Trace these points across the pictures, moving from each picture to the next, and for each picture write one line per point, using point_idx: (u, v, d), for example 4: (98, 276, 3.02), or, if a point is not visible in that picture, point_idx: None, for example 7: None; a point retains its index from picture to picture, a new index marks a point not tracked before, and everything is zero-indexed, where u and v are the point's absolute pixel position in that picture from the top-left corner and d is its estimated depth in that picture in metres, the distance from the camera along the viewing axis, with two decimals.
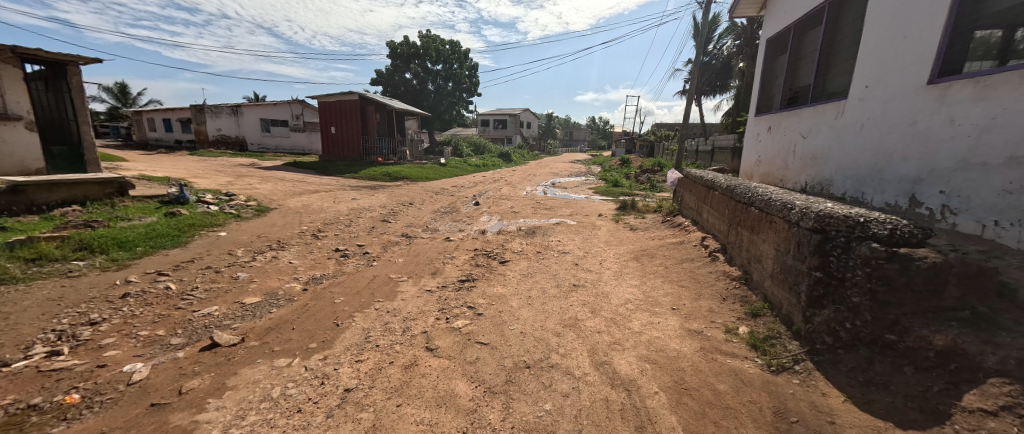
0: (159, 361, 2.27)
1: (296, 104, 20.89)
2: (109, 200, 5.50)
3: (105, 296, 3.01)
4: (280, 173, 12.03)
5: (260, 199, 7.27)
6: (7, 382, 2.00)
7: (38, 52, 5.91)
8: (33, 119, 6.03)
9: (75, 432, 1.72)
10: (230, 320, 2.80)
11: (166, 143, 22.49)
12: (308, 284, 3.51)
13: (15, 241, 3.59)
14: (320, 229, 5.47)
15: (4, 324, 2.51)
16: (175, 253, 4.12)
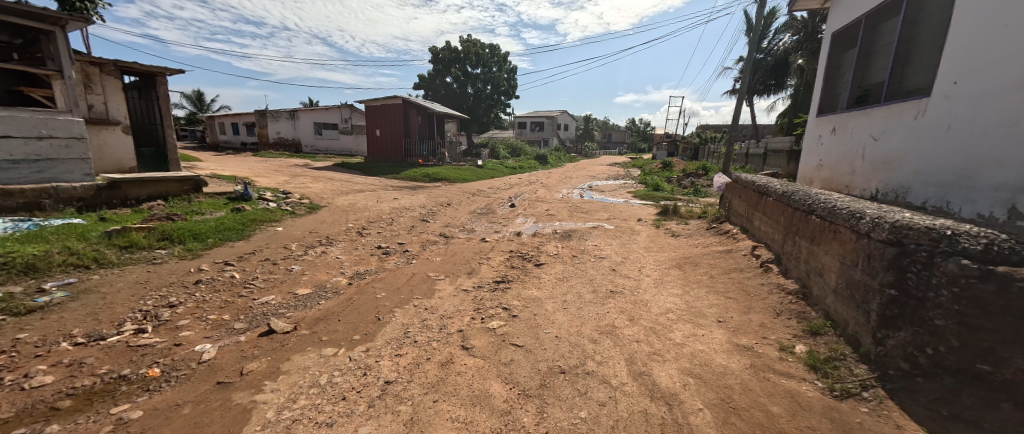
0: (224, 343, 2.49)
1: (346, 108, 21.56)
2: (186, 196, 6.15)
3: (180, 281, 3.36)
4: (330, 173, 12.81)
5: (312, 198, 7.79)
6: (104, 353, 2.30)
7: (134, 65, 6.75)
8: (129, 123, 6.89)
9: (155, 402, 1.93)
10: (284, 309, 3.01)
11: (233, 146, 24.81)
12: (352, 279, 3.70)
13: (112, 231, 4.12)
14: (365, 227, 5.76)
15: (102, 303, 2.88)
16: (239, 245, 4.52)
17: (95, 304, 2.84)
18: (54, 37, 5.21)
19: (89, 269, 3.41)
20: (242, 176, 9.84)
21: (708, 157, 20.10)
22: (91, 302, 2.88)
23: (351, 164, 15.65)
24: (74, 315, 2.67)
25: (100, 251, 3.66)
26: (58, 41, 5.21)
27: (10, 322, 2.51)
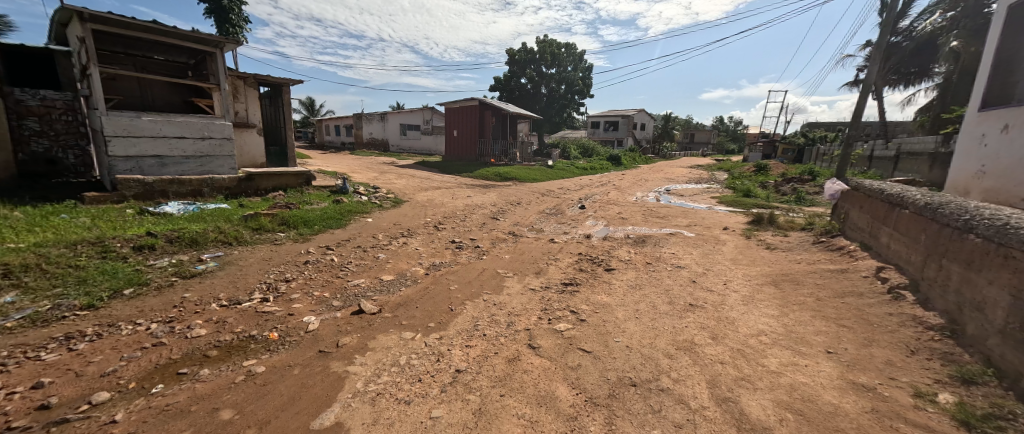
0: (325, 317, 2.86)
1: (428, 109, 22.90)
2: (300, 188, 7.20)
3: (293, 261, 3.95)
4: (413, 171, 13.87)
5: (397, 193, 8.55)
6: (239, 315, 2.80)
7: (267, 77, 8.09)
8: (261, 126, 8.27)
9: (275, 361, 2.29)
10: (372, 292, 3.35)
11: (336, 145, 28.28)
12: (429, 270, 3.97)
13: (247, 215, 5.00)
14: (441, 222, 6.13)
15: (239, 273, 3.51)
16: (337, 232, 5.14)
17: (234, 275, 3.47)
18: (214, 56, 6.35)
19: (231, 244, 4.19)
20: (342, 172, 11.17)
21: (816, 160, 17.34)
22: (231, 272, 3.52)
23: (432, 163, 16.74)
24: (220, 282, 3.30)
25: (238, 231, 4.47)
26: (216, 60, 6.33)
27: (180, 283, 3.20)
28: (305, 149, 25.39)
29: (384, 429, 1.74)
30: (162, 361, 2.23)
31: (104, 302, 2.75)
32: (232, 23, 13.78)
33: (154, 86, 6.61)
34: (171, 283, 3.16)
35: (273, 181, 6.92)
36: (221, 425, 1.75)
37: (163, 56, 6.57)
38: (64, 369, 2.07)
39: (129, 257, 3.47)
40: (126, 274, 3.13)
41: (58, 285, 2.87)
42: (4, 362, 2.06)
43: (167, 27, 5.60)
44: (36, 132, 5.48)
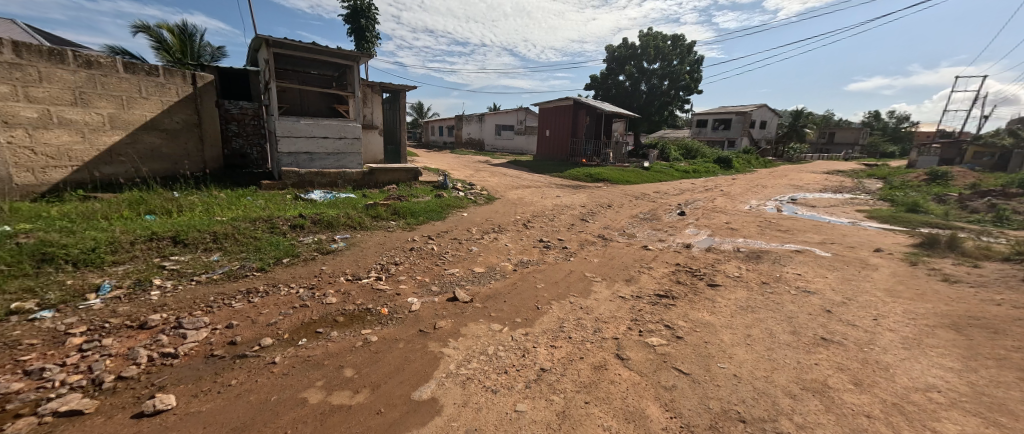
0: (425, 300, 3.14)
1: (522, 112, 23.79)
2: (410, 183, 8.07)
3: (401, 247, 4.44)
4: (506, 170, 14.39)
5: (491, 190, 8.97)
6: (360, 289, 3.26)
7: (390, 85, 9.24)
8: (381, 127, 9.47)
9: (384, 333, 2.60)
10: (466, 282, 3.58)
11: (439, 144, 30.90)
12: (517, 266, 4.06)
13: (368, 205, 5.79)
14: (530, 221, 6.23)
15: (360, 254, 4.09)
16: (437, 224, 5.62)
17: (357, 255, 4.05)
18: (351, 68, 7.46)
19: (355, 229, 4.91)
20: (444, 169, 12.17)
21: None
22: (355, 252, 4.12)
23: (525, 162, 17.14)
24: (347, 260, 3.89)
25: (361, 217, 5.21)
26: (353, 71, 7.44)
27: (319, 258, 3.86)
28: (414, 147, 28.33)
29: (472, 412, 1.85)
30: (305, 319, 2.72)
31: (270, 267, 3.47)
32: (366, 39, 16.08)
33: (309, 96, 8.08)
34: (313, 257, 3.84)
35: (389, 176, 7.91)
36: (344, 381, 2.06)
37: (317, 71, 7.98)
38: (244, 315, 2.68)
39: (286, 233, 4.32)
40: (284, 246, 3.90)
41: (242, 250, 3.72)
42: (209, 305, 2.75)
43: (319, 45, 6.79)
44: (236, 133, 7.22)
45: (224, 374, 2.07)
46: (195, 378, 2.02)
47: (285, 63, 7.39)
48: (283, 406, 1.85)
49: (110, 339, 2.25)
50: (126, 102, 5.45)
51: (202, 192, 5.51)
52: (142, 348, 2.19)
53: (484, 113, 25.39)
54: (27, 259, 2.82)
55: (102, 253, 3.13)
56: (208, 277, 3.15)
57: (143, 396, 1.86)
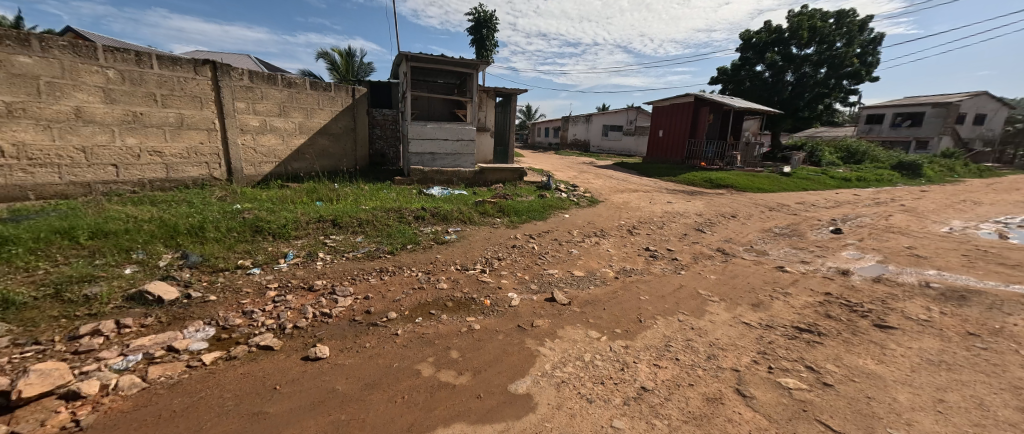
0: (525, 297, 3.23)
1: (633, 111, 22.63)
2: (515, 182, 8.43)
3: (504, 243, 4.66)
4: (612, 172, 13.85)
5: (595, 193, 8.74)
6: (467, 279, 3.53)
7: (503, 89, 9.75)
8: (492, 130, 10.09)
9: (486, 323, 2.76)
10: (564, 284, 3.56)
11: (545, 145, 31.45)
12: (619, 274, 3.87)
13: (477, 202, 6.23)
14: (636, 227, 5.88)
15: (468, 247, 4.41)
16: (539, 224, 5.73)
17: (466, 247, 4.39)
18: (471, 75, 8.10)
19: (465, 223, 5.33)
20: (548, 170, 12.33)
21: None
22: (464, 245, 4.48)
23: (634, 164, 16.23)
24: (457, 251, 4.25)
25: (471, 213, 5.62)
26: (472, 78, 8.06)
27: (435, 247, 4.31)
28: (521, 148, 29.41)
29: (567, 418, 1.83)
30: (422, 300, 3.07)
31: (397, 251, 4.01)
32: (486, 48, 17.32)
33: (435, 103, 9.07)
34: (430, 246, 4.29)
35: (496, 176, 8.39)
36: (450, 362, 2.27)
37: (442, 80, 8.89)
38: (377, 290, 3.16)
39: (410, 222, 4.94)
40: (408, 234, 4.46)
41: (377, 235, 4.39)
42: (353, 278, 3.32)
43: (446, 57, 7.54)
44: (378, 136, 8.55)
45: (362, 336, 2.49)
46: (342, 336, 2.47)
47: (418, 74, 8.42)
48: (401, 373, 2.13)
49: (290, 296, 2.90)
50: (310, 112, 6.94)
51: (351, 185, 6.69)
52: (309, 306, 2.77)
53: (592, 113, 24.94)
54: (245, 229, 3.84)
55: (288, 228, 4.05)
56: (353, 255, 3.81)
57: (309, 344, 2.36)
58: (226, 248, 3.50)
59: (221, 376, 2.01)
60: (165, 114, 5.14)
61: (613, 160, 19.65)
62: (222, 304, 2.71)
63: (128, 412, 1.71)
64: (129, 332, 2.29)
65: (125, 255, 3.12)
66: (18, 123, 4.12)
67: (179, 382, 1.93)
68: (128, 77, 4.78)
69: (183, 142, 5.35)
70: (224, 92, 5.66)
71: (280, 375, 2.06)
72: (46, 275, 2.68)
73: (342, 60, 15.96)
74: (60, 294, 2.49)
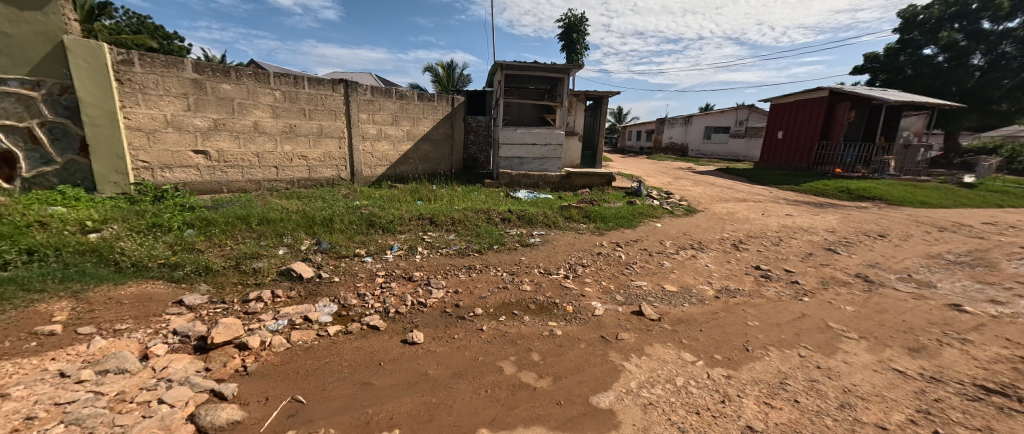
0: (609, 307, 3.09)
1: (744, 109, 20.47)
2: (602, 188, 8.19)
3: (589, 250, 4.54)
4: (714, 178, 12.51)
5: (693, 201, 7.98)
6: (550, 283, 3.51)
7: (594, 92, 9.52)
8: (581, 134, 9.94)
9: (568, 329, 2.72)
10: (654, 298, 3.31)
11: (635, 149, 29.94)
12: (720, 293, 3.45)
13: (563, 206, 6.19)
14: (742, 241, 5.20)
15: (552, 251, 4.41)
16: (627, 232, 5.44)
17: (550, 251, 4.39)
18: (562, 80, 8.09)
19: (550, 227, 5.33)
20: (639, 175, 11.67)
21: None
22: (548, 249, 4.48)
23: (741, 170, 14.43)
24: (541, 255, 4.27)
25: (556, 217, 5.61)
26: (563, 82, 8.04)
27: (520, 249, 4.39)
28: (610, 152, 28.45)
29: None
30: (506, 299, 3.15)
31: (484, 250, 4.20)
32: (577, 52, 17.16)
33: (526, 109, 9.28)
34: (515, 247, 4.40)
35: (583, 180, 8.25)
36: (532, 364, 2.28)
37: (534, 85, 9.05)
38: (466, 285, 3.35)
39: (497, 224, 5.13)
40: (495, 235, 4.64)
41: (467, 234, 4.65)
42: (445, 273, 3.58)
43: (538, 63, 7.67)
44: (472, 142, 9.08)
45: (451, 327, 2.66)
46: (435, 325, 2.68)
47: (511, 81, 8.71)
48: (485, 368, 2.22)
49: (393, 283, 3.25)
50: (417, 120, 7.70)
51: (447, 186, 7.23)
52: (408, 294, 3.07)
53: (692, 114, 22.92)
54: (361, 223, 4.43)
55: (394, 224, 4.55)
56: (446, 251, 4.10)
57: (407, 329, 2.61)
58: (347, 238, 4.08)
59: (340, 346, 2.34)
60: (310, 125, 6.21)
61: (715, 165, 17.77)
62: (343, 285, 3.16)
63: (275, 365, 2.11)
64: (280, 300, 2.83)
65: (278, 239, 3.86)
66: (220, 134, 5.41)
67: (310, 347, 2.31)
68: (288, 96, 5.91)
69: (320, 148, 6.41)
70: (352, 105, 6.62)
71: (383, 353, 2.31)
72: (230, 250, 3.47)
73: (442, 73, 17.38)
74: (238, 266, 3.19)
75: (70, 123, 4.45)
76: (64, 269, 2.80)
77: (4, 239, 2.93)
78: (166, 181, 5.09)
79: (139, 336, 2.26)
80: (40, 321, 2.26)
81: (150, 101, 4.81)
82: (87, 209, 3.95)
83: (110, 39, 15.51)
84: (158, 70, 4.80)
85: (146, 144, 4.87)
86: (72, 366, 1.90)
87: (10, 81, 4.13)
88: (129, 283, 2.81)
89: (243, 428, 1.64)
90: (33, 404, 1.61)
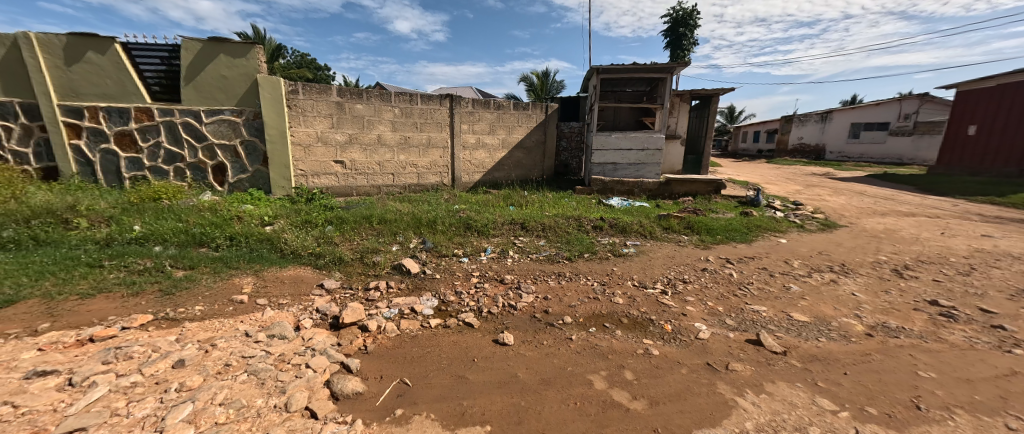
0: (717, 331, 2.74)
1: (913, 99, 16.54)
2: (709, 196, 7.40)
3: (692, 264, 4.11)
4: (862, 186, 10.23)
5: (832, 214, 6.64)
6: (645, 297, 3.27)
7: (702, 90, 8.64)
8: (684, 137, 9.14)
9: (666, 351, 2.48)
10: (776, 326, 2.82)
11: (751, 153, 26.31)
12: (874, 330, 2.77)
13: (661, 215, 5.74)
14: (906, 267, 4.11)
15: (649, 263, 4.11)
16: (740, 246, 4.78)
17: (645, 263, 4.10)
18: (665, 79, 7.55)
19: (646, 237, 4.98)
20: (757, 182, 10.18)
21: None
22: (643, 260, 4.19)
23: (904, 177, 11.51)
24: (636, 266, 4.02)
25: (653, 227, 5.23)
26: (665, 82, 7.51)
27: (612, 259, 4.21)
28: (720, 157, 25.51)
29: None
30: (597, 310, 3.04)
31: (574, 258, 4.13)
32: (683, 48, 15.89)
33: (622, 112, 8.88)
34: (607, 257, 4.23)
35: (685, 187, 7.56)
36: (625, 382, 2.14)
37: (632, 88, 8.62)
38: (555, 292, 3.33)
39: (588, 231, 5.00)
40: (586, 243, 4.52)
41: (557, 241, 4.64)
42: (535, 278, 3.62)
43: (639, 64, 7.30)
44: (565, 148, 9.06)
45: (540, 333, 2.67)
46: (524, 329, 2.72)
47: (607, 85, 8.45)
48: (575, 379, 2.16)
49: (486, 284, 3.41)
50: (512, 128, 8.00)
51: (539, 192, 7.35)
52: (500, 296, 3.18)
53: (831, 110, 19.18)
54: (459, 225, 4.76)
55: (489, 227, 4.78)
56: (536, 257, 4.15)
57: (498, 330, 2.70)
58: (447, 239, 4.44)
59: (439, 339, 2.54)
60: (420, 136, 6.95)
61: (864, 170, 14.53)
62: (443, 282, 3.43)
63: (388, 348, 2.38)
64: (392, 291, 3.20)
65: (392, 237, 4.40)
66: (354, 147, 6.40)
67: (415, 336, 2.56)
68: (405, 112, 6.71)
69: (428, 156, 7.11)
70: (456, 117, 7.21)
71: (477, 350, 2.43)
72: (357, 245, 4.07)
73: (538, 81, 17.82)
74: (362, 258, 3.71)
75: (257, 141, 5.76)
76: (250, 252, 3.64)
77: (216, 228, 3.93)
78: (316, 185, 6.23)
79: (294, 310, 2.79)
80: (235, 291, 2.96)
81: (308, 122, 5.96)
82: (264, 206, 5.06)
83: (284, 74, 19.79)
84: (314, 96, 5.91)
85: (303, 156, 6.04)
86: (252, 328, 2.43)
87: (226, 111, 5.58)
88: (288, 266, 3.50)
89: (363, 400, 1.89)
90: (229, 354, 2.11)
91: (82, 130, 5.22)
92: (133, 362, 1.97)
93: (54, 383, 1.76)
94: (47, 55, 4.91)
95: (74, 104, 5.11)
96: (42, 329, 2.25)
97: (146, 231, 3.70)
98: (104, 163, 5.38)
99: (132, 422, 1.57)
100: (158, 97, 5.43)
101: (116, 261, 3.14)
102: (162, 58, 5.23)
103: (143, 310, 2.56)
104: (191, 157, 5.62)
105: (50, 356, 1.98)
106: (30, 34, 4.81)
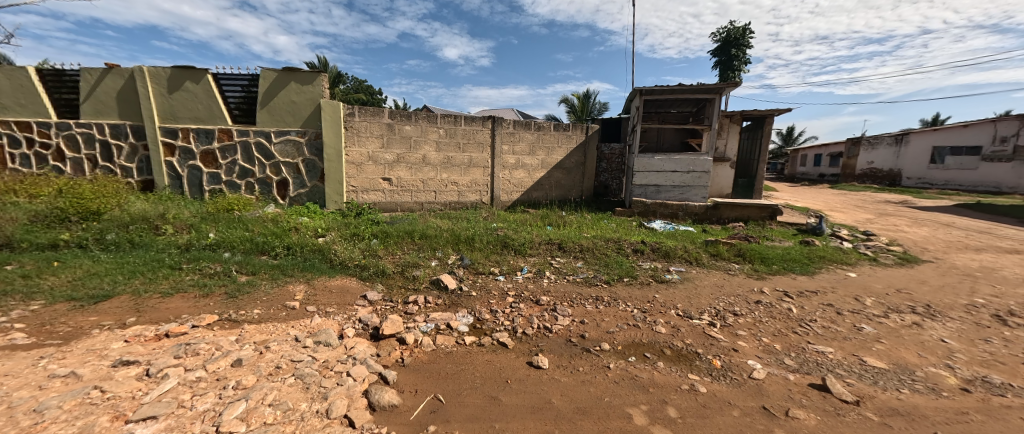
0: (773, 371, 2.50)
1: (1011, 121, 14.70)
2: (762, 223, 6.94)
3: (744, 296, 3.80)
4: (951, 217, 9.04)
5: (910, 246, 5.93)
6: (690, 328, 3.06)
7: (754, 111, 8.23)
8: (734, 160, 8.70)
9: (713, 389, 2.29)
10: (845, 371, 2.52)
11: (811, 177, 24.36)
12: (971, 385, 2.38)
13: (708, 241, 5.43)
14: (1011, 313, 3.53)
15: (697, 292, 3.87)
16: (800, 279, 4.38)
17: (690, 292, 3.87)
18: (713, 100, 7.29)
19: (691, 263, 4.72)
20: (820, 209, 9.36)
21: None
22: (689, 288, 3.96)
23: (1003, 207, 10.08)
24: (680, 294, 3.80)
25: (699, 253, 4.94)
26: (714, 103, 7.24)
27: (654, 285, 4.01)
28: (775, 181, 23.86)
29: None
30: (637, 339, 2.90)
31: (613, 282, 3.99)
32: (733, 68, 15.35)
33: (666, 133, 8.64)
34: (648, 283, 4.03)
35: (735, 212, 7.15)
36: (668, 420, 2.00)
37: (677, 108, 8.40)
38: (592, 317, 3.21)
39: (628, 255, 4.82)
40: (625, 267, 4.36)
41: (595, 263, 4.53)
42: (572, 300, 3.52)
43: (684, 85, 7.12)
44: (605, 169, 8.94)
45: (576, 358, 2.58)
46: (559, 353, 2.65)
47: (652, 106, 8.28)
48: (614, 411, 2.04)
49: (522, 305, 3.37)
50: (552, 149, 8.04)
51: (577, 213, 7.27)
52: (535, 317, 3.13)
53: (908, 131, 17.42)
54: (497, 243, 4.79)
55: (525, 246, 4.77)
56: (573, 279, 4.06)
57: (533, 352, 2.64)
58: (485, 256, 4.48)
59: (474, 357, 2.54)
60: (463, 156, 7.20)
61: (951, 198, 12.90)
62: (479, 300, 3.43)
63: (424, 363, 2.42)
64: (428, 306, 3.26)
65: (431, 252, 4.53)
66: (400, 166, 6.75)
67: (450, 352, 2.58)
68: (449, 132, 7.01)
69: (469, 175, 7.32)
70: (496, 138, 7.40)
71: (511, 371, 2.40)
72: (399, 258, 4.22)
73: (580, 103, 17.92)
74: (403, 272, 3.84)
75: (317, 159, 6.26)
76: (304, 261, 3.91)
77: (276, 238, 4.26)
78: (365, 200, 6.60)
79: (339, 318, 2.92)
80: (289, 297, 3.16)
81: (362, 141, 6.39)
82: (318, 219, 5.45)
83: (343, 98, 21.63)
84: (368, 118, 6.35)
85: (355, 173, 6.46)
86: (301, 333, 2.58)
87: (292, 132, 6.14)
88: (336, 276, 3.71)
89: (399, 413, 1.91)
90: (280, 357, 2.25)
91: (175, 149, 5.99)
92: (199, 358, 2.15)
93: (135, 372, 1.97)
94: (154, 84, 5.73)
95: (171, 125, 5.89)
96: (129, 322, 2.54)
97: (218, 239, 4.11)
98: (190, 177, 6.08)
99: (194, 415, 1.70)
100: (237, 119, 6.10)
101: (192, 264, 3.50)
102: (243, 85, 5.92)
103: (211, 310, 2.81)
104: (260, 173, 6.22)
105: (134, 347, 2.22)
106: (143, 67, 5.66)
